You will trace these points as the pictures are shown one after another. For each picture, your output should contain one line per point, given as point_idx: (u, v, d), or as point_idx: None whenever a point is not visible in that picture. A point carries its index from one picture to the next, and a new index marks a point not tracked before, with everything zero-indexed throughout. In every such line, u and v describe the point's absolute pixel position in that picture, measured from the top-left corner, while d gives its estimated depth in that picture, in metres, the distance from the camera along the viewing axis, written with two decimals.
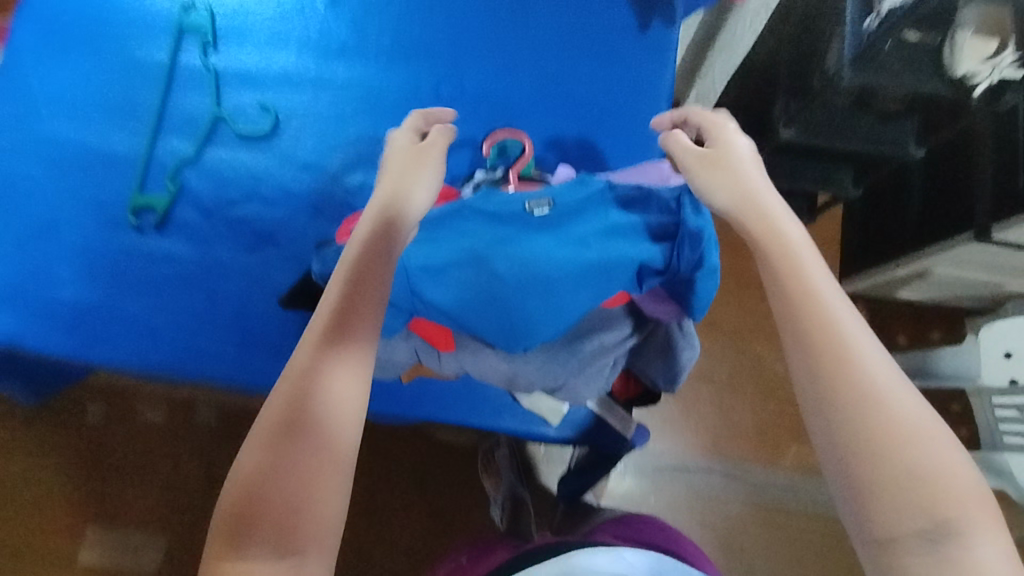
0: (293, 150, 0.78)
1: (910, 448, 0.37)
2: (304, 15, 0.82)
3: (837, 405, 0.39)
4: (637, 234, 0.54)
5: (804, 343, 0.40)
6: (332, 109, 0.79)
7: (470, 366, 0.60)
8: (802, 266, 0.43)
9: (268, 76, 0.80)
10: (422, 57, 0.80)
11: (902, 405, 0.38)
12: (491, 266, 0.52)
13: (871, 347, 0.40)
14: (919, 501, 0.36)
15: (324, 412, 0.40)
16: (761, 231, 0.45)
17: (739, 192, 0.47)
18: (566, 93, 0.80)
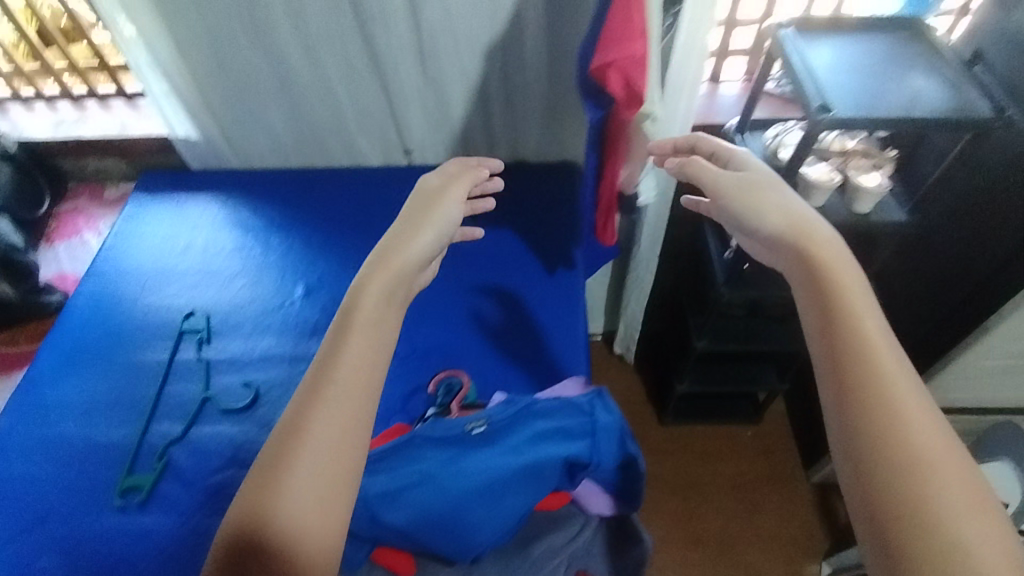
0: (270, 415, 0.89)
1: (959, 517, 0.39)
2: (284, 308, 1.01)
3: (887, 447, 0.43)
4: (560, 435, 0.65)
5: (861, 395, 0.45)
6: (306, 376, 0.93)
7: None
8: (875, 338, 0.48)
9: (250, 358, 0.95)
10: None
11: (953, 475, 0.41)
12: (441, 481, 0.61)
13: (922, 405, 0.45)
14: (960, 559, 0.38)
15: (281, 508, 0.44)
16: (818, 244, 0.53)
17: (784, 216, 0.57)
18: (503, 334, 0.96)
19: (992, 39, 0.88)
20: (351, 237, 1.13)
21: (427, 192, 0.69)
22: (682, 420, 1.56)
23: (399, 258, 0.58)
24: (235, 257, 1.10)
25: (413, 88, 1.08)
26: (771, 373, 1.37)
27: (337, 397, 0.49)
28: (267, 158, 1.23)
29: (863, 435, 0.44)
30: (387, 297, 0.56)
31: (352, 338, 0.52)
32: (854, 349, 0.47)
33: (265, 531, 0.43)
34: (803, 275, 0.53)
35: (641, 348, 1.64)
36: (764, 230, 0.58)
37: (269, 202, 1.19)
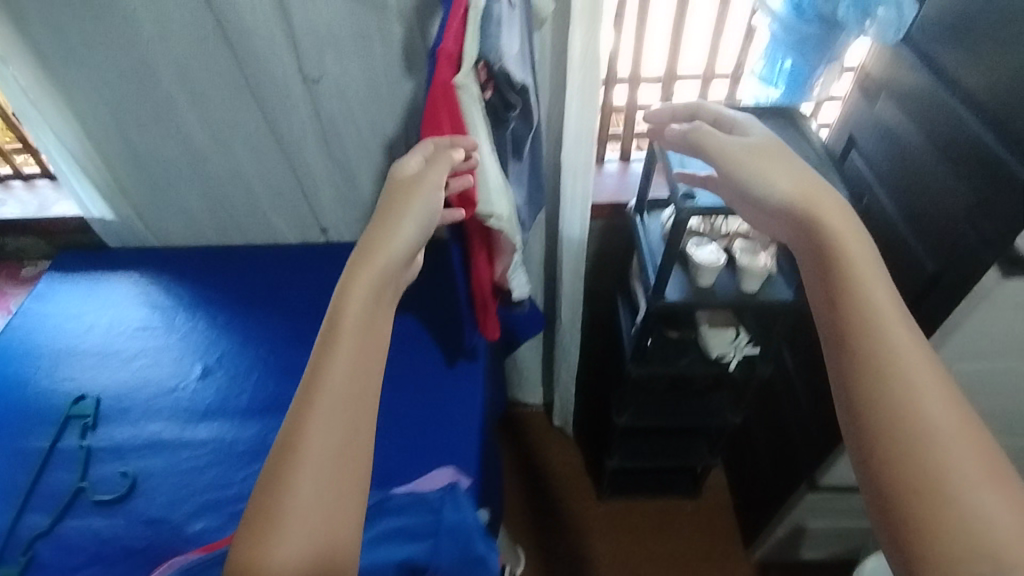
0: (144, 508, 0.86)
1: (973, 489, 0.46)
2: (176, 392, 1.00)
3: (907, 421, 0.49)
4: (401, 532, 0.63)
5: (880, 375, 0.52)
6: (188, 464, 0.91)
7: None
8: (888, 314, 0.55)
9: (134, 445, 0.93)
10: (274, 410, 0.97)
11: (961, 443, 0.48)
12: None
13: (934, 376, 0.52)
14: (972, 524, 0.44)
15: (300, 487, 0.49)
16: (827, 211, 0.61)
17: (802, 185, 0.64)
18: (392, 415, 0.93)
19: (861, 128, 0.92)
20: (257, 316, 1.12)
21: (401, 179, 0.65)
22: (620, 494, 1.51)
23: (379, 262, 0.58)
24: (136, 337, 1.09)
25: (321, 170, 1.11)
26: (703, 446, 1.34)
27: (333, 412, 0.52)
28: (185, 235, 1.24)
29: (877, 415, 0.51)
30: (373, 301, 0.57)
31: (337, 351, 0.54)
32: (857, 333, 0.54)
33: (269, 547, 0.47)
34: (815, 251, 0.60)
35: (579, 419, 1.61)
36: (779, 195, 0.64)
37: (182, 281, 1.19)
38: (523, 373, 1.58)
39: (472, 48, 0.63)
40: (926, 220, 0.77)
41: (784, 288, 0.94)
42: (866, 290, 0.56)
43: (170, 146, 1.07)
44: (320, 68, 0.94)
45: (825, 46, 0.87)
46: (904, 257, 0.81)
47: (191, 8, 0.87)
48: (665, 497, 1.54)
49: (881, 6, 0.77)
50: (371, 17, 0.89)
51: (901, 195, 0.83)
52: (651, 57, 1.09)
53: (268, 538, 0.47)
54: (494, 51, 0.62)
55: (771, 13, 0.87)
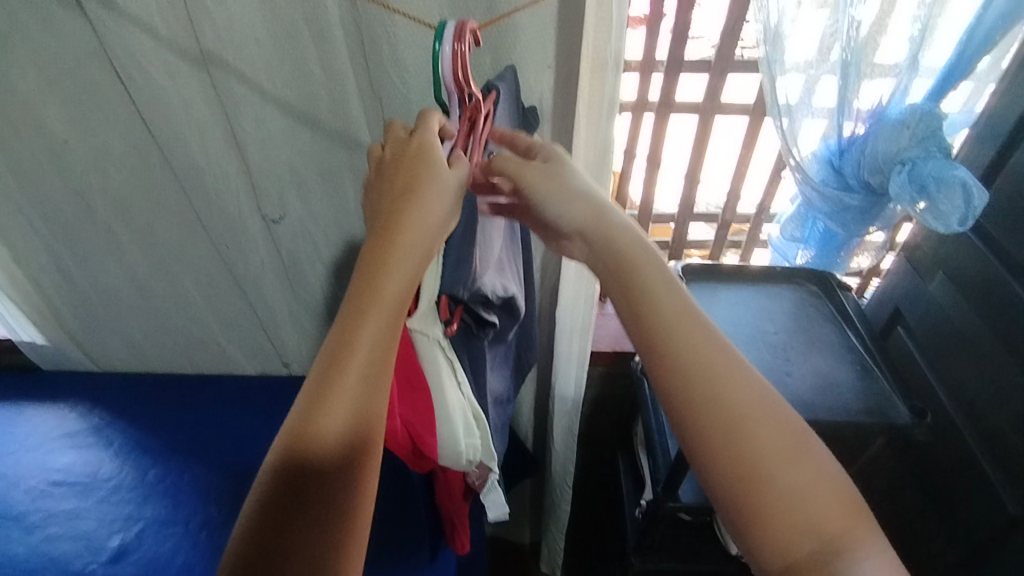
0: None
1: (784, 475, 0.42)
2: None
3: (715, 410, 0.45)
4: None
5: (687, 368, 0.46)
6: None
7: None
8: (680, 312, 0.48)
9: None
10: None
11: (769, 432, 0.44)
12: None
13: (738, 360, 0.47)
14: (795, 514, 0.41)
15: (346, 386, 0.46)
16: (615, 244, 0.51)
17: (583, 211, 0.52)
18: None
19: (909, 303, 0.77)
20: (193, 473, 0.95)
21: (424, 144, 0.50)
22: None
23: (412, 235, 0.49)
24: (45, 496, 0.92)
25: (283, 305, 0.97)
26: None
27: (358, 396, 0.47)
28: (128, 363, 1.09)
29: (692, 408, 0.45)
30: (413, 278, 0.50)
31: (367, 324, 0.47)
32: (657, 329, 0.48)
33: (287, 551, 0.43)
34: (603, 258, 0.52)
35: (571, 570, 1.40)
36: (565, 230, 0.53)
37: (117, 419, 1.03)
38: (508, 516, 1.38)
39: (431, 284, 0.53)
40: (999, 443, 0.60)
41: None
42: (658, 294, 0.49)
43: (110, 274, 0.93)
44: (281, 208, 0.83)
45: (867, 216, 0.75)
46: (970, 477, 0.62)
47: (133, 140, 0.77)
48: None
49: (944, 190, 0.63)
50: (342, 156, 0.78)
51: (961, 398, 0.65)
52: (663, 197, 0.97)
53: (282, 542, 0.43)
54: (461, 281, 0.51)
55: (803, 173, 0.75)
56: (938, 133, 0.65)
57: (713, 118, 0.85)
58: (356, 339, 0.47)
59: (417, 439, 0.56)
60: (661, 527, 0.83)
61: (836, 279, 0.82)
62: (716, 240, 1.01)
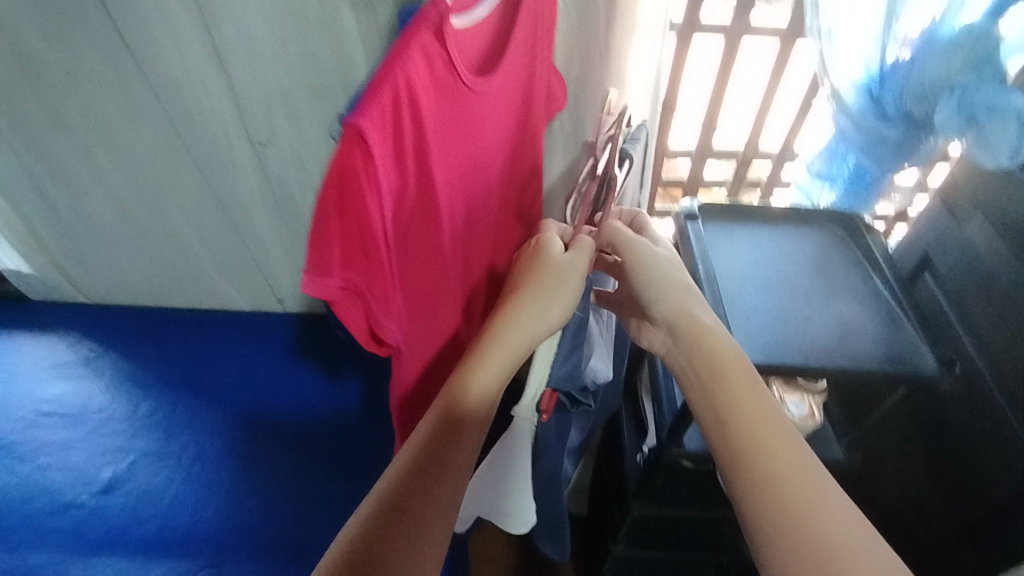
0: None
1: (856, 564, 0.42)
2: (70, 510, 0.81)
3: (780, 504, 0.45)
4: None
5: (747, 456, 0.48)
6: None
7: None
8: (740, 397, 0.50)
9: None
10: (188, 549, 0.79)
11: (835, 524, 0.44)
12: None
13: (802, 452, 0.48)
14: None
15: (485, 377, 0.49)
16: (702, 336, 0.52)
17: (676, 300, 0.53)
18: None
19: (942, 251, 0.71)
20: (186, 406, 0.93)
21: (544, 254, 0.52)
22: None
23: (554, 275, 0.51)
24: (37, 426, 0.90)
25: (274, 237, 0.93)
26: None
27: (491, 388, 0.49)
28: (118, 295, 1.05)
29: (761, 496, 0.46)
30: (551, 323, 0.51)
31: (505, 340, 0.50)
32: (713, 422, 0.50)
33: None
34: (686, 343, 0.52)
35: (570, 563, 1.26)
36: (655, 316, 0.55)
37: (108, 350, 1.00)
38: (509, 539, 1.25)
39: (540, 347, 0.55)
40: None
41: (832, 445, 0.75)
42: (736, 385, 0.50)
43: (94, 200, 0.89)
44: (270, 131, 0.77)
45: (904, 149, 0.69)
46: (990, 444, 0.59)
47: (106, 50, 0.70)
48: None
49: (994, 119, 0.57)
50: (334, 72, 0.71)
51: (992, 348, 0.61)
52: (681, 132, 0.90)
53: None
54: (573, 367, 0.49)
55: (841, 104, 0.70)
56: (996, 56, 0.58)
57: (739, 42, 0.78)
58: (502, 339, 0.50)
59: (368, 304, 0.50)
60: (665, 471, 0.79)
61: (864, 220, 0.76)
62: (735, 179, 0.94)
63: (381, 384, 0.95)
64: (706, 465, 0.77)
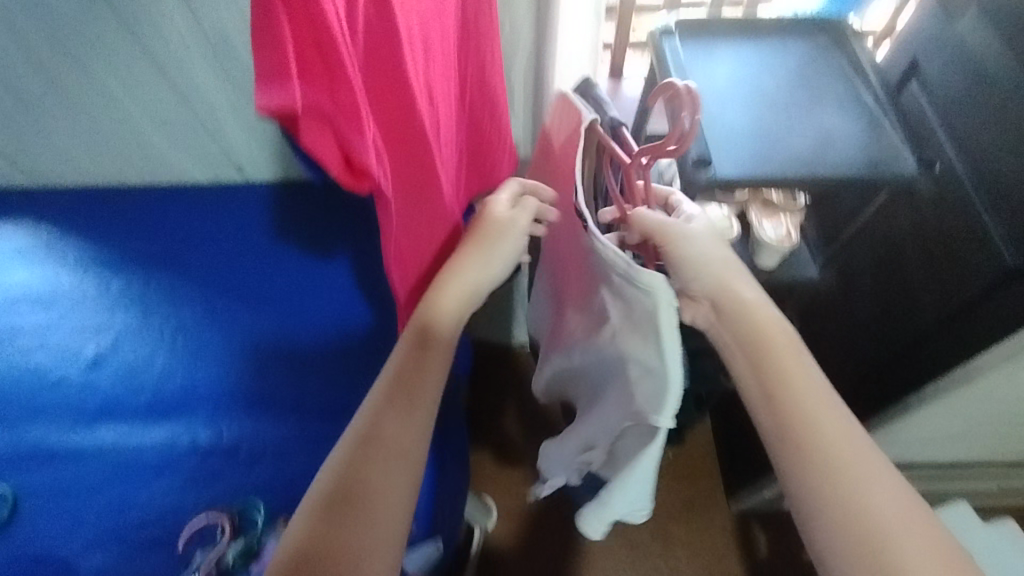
0: (30, 538, 0.71)
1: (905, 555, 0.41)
2: (61, 386, 0.82)
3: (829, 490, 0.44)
4: None
5: (799, 439, 0.46)
6: (82, 480, 0.75)
7: None
8: (794, 376, 0.47)
9: (13, 457, 0.77)
10: (185, 410, 0.80)
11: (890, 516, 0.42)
12: None
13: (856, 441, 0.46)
14: None
15: (447, 302, 0.57)
16: (746, 311, 0.50)
17: (714, 278, 0.51)
18: (324, 413, 0.79)
19: (926, 51, 0.67)
20: (159, 280, 0.91)
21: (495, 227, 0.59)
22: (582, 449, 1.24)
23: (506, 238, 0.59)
24: (11, 311, 0.89)
25: (221, 97, 0.86)
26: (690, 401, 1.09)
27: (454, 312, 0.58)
28: (66, 177, 0.99)
29: (810, 484, 0.45)
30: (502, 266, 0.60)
31: (462, 271, 0.58)
32: (763, 400, 0.48)
33: (349, 530, 0.45)
34: (731, 318, 0.50)
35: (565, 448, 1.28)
36: (693, 291, 0.52)
37: (68, 232, 0.96)
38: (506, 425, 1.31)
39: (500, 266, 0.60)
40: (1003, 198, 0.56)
41: (808, 263, 0.76)
42: (784, 364, 0.48)
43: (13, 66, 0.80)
44: None
45: None
46: (961, 223, 0.61)
47: None
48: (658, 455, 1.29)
49: None
50: None
51: (974, 150, 0.60)
52: None
53: (347, 519, 0.46)
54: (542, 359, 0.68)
55: None
56: None
57: None
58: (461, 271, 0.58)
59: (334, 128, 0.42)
60: None
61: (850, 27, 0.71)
62: None
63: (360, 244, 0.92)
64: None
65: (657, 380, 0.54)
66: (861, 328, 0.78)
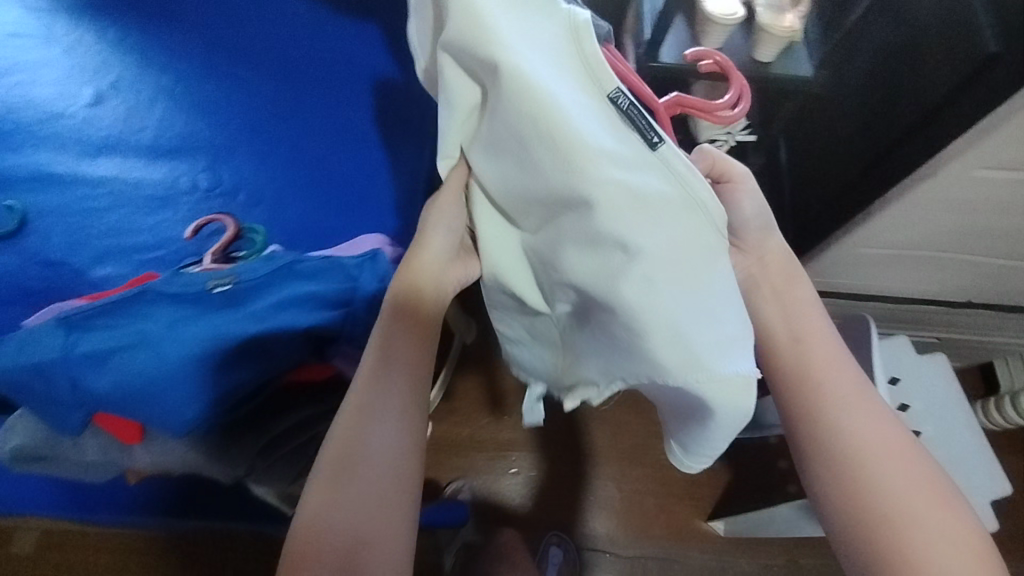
0: (40, 248, 0.76)
1: (909, 510, 0.45)
2: (63, 119, 0.83)
3: (833, 454, 0.48)
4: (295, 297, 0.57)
5: (815, 404, 0.49)
6: (86, 204, 0.79)
7: (160, 459, 0.57)
8: (816, 340, 0.51)
9: (20, 177, 0.80)
10: (185, 152, 0.83)
11: (898, 478, 0.46)
12: (135, 352, 0.53)
13: (872, 405, 0.49)
14: (919, 555, 0.44)
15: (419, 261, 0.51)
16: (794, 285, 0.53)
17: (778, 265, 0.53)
18: (325, 171, 0.81)
19: None
20: (157, 30, 0.89)
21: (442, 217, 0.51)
22: None
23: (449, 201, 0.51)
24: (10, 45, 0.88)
25: None
26: None
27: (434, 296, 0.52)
28: None
29: (821, 448, 0.49)
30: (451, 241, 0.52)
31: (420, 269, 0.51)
32: (789, 371, 0.51)
33: (361, 490, 0.43)
34: (762, 278, 0.53)
35: None
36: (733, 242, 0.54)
37: None
38: None
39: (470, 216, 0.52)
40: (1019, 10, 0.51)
41: (804, 62, 0.75)
42: (812, 333, 0.51)
43: None
44: None
45: None
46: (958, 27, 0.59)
47: None
48: None
49: None
50: None
51: None
52: None
53: (375, 484, 0.44)
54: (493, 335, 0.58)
55: None
56: None
57: None
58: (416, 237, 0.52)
59: None
60: None
61: None
62: None
63: (375, 19, 0.88)
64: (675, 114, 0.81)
65: (716, 321, 0.40)
66: (845, 139, 0.79)
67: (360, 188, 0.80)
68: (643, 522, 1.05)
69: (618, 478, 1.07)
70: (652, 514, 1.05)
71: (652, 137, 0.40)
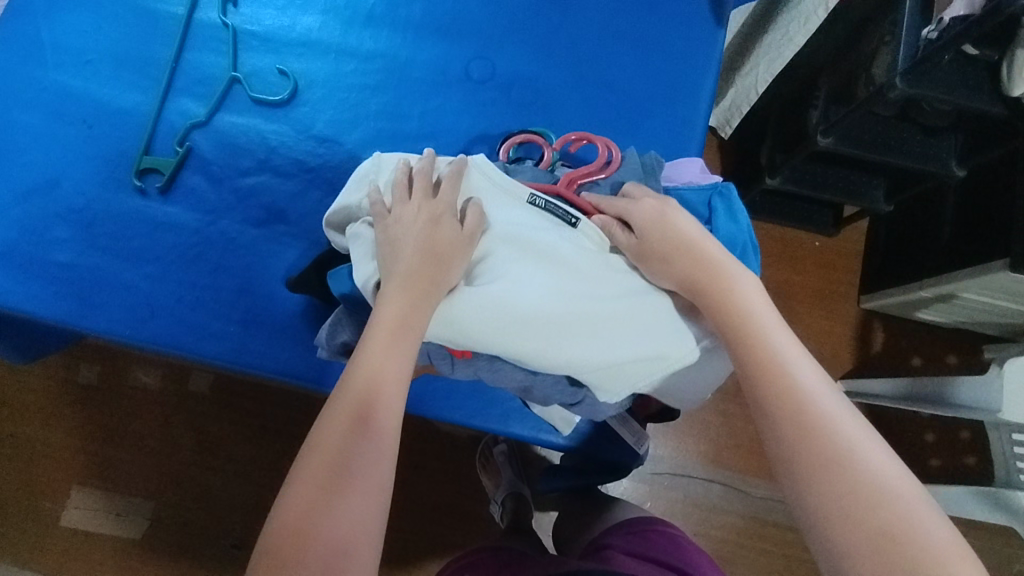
0: (311, 122, 0.73)
1: (877, 490, 0.40)
2: None
3: (790, 428, 0.43)
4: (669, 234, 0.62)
5: (778, 380, 0.44)
6: (355, 78, 0.75)
7: (484, 373, 0.59)
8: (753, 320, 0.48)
9: (289, 38, 0.75)
10: (455, 34, 0.76)
11: (863, 457, 0.41)
12: None
13: (823, 388, 0.45)
14: (883, 539, 0.38)
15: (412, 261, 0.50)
16: (727, 310, 0.48)
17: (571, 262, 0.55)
18: (603, 78, 0.76)
19: None
20: None
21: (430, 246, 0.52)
22: (791, 183, 1.16)
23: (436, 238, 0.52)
24: None
25: None
26: (951, 151, 1.01)
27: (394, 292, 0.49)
28: None
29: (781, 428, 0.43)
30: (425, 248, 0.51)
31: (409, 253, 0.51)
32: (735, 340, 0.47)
33: (335, 507, 0.41)
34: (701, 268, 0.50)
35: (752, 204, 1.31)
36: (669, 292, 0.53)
37: None
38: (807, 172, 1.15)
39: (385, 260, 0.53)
40: None
41: None
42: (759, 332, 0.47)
43: None
44: None
45: None
46: None
47: None
48: (826, 230, 1.33)
49: None
50: None
51: None
52: None
53: (331, 501, 0.41)
54: None
55: None
56: None
57: None
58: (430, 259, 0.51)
59: None
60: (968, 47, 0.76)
61: None
62: None
63: None
64: (987, 55, 0.84)
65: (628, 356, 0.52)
66: None
67: (639, 102, 0.75)
68: (745, 454, 1.21)
69: (750, 419, 1.22)
70: (758, 450, 1.22)
71: (571, 219, 0.56)
